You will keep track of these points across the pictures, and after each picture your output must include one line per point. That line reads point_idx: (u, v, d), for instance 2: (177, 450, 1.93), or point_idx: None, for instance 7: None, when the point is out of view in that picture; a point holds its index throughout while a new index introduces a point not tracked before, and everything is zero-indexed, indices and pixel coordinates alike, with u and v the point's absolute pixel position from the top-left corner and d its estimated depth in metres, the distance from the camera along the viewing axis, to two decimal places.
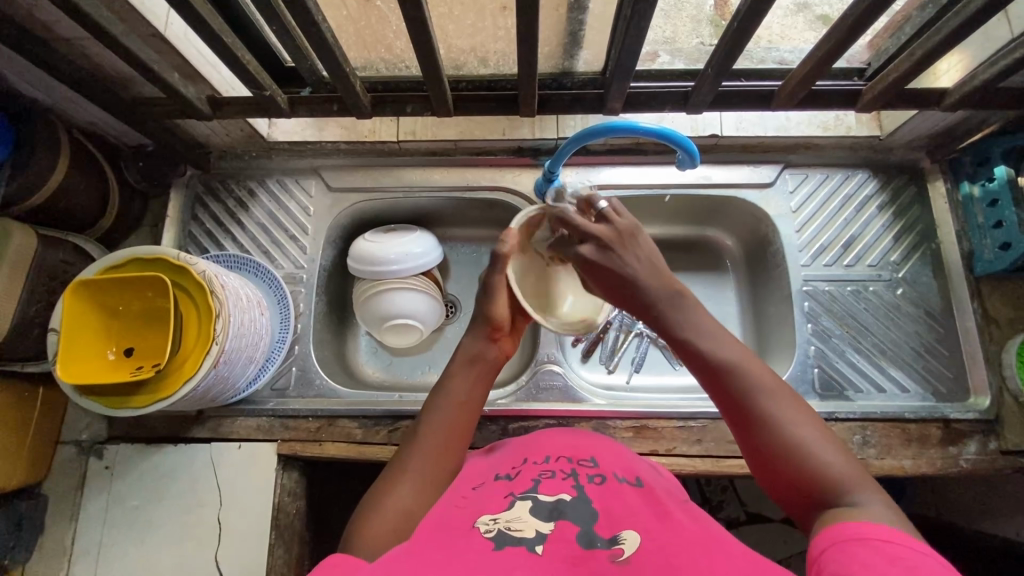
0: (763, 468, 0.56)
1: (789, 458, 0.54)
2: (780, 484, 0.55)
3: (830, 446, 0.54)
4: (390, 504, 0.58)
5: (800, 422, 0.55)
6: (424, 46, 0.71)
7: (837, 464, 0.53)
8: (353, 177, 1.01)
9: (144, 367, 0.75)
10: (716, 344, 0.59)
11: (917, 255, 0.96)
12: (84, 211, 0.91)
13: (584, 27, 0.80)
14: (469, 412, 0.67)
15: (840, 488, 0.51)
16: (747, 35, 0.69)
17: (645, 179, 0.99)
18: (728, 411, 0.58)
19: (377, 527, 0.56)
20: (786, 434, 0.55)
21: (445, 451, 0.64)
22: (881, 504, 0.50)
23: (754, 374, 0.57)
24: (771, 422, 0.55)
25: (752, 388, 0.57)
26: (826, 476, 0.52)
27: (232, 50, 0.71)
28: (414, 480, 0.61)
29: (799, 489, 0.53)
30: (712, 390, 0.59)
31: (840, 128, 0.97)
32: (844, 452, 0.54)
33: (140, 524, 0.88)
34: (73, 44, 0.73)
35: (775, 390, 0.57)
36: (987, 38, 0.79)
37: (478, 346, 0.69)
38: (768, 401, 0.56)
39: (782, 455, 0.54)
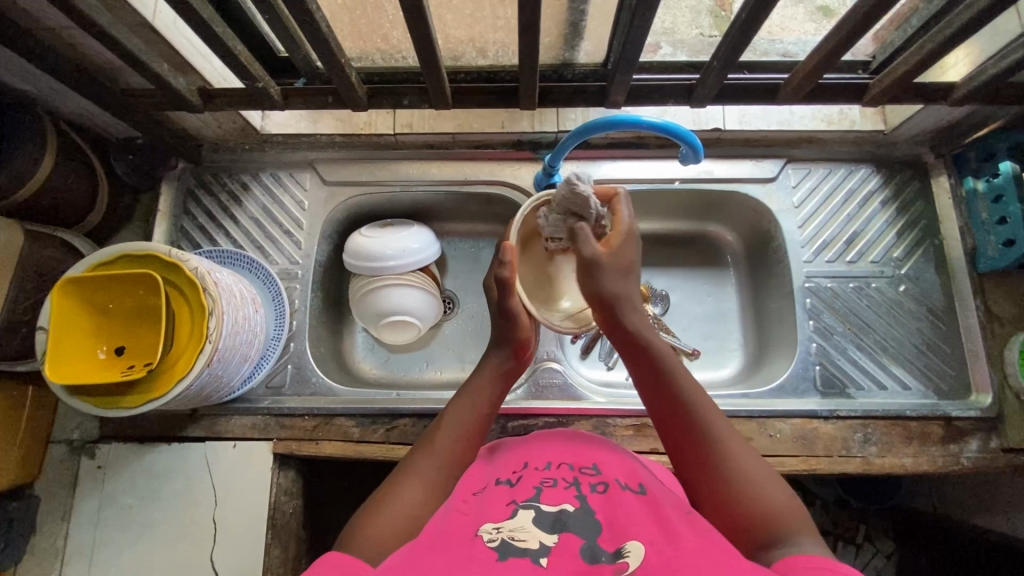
0: (709, 503, 0.59)
1: (735, 491, 0.57)
2: (724, 519, 0.57)
3: (776, 487, 0.57)
4: (397, 504, 0.58)
5: (749, 461, 0.60)
6: (421, 37, 0.69)
7: (779, 503, 0.56)
8: (349, 170, 0.99)
9: (136, 367, 0.73)
10: (681, 382, 0.65)
11: (920, 252, 0.95)
12: (73, 206, 0.88)
13: (586, 17, 0.78)
14: (484, 425, 0.67)
15: (781, 524, 0.54)
16: (753, 29, 0.68)
17: (646, 173, 0.97)
18: (685, 447, 0.63)
19: (383, 528, 0.55)
20: (736, 471, 0.59)
21: (458, 461, 0.64)
22: (819, 544, 0.52)
23: (711, 415, 0.63)
24: (722, 460, 0.60)
25: (709, 426, 0.62)
26: (766, 511, 0.55)
27: (224, 40, 0.69)
28: (425, 484, 0.60)
29: (740, 524, 0.55)
30: (672, 427, 0.64)
31: (843, 122, 0.95)
32: (788, 494, 0.57)
33: (134, 524, 0.86)
34: (58, 34, 0.71)
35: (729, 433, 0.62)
36: (995, 31, 0.78)
37: (506, 364, 0.71)
38: (722, 441, 0.61)
39: (728, 489, 0.58)
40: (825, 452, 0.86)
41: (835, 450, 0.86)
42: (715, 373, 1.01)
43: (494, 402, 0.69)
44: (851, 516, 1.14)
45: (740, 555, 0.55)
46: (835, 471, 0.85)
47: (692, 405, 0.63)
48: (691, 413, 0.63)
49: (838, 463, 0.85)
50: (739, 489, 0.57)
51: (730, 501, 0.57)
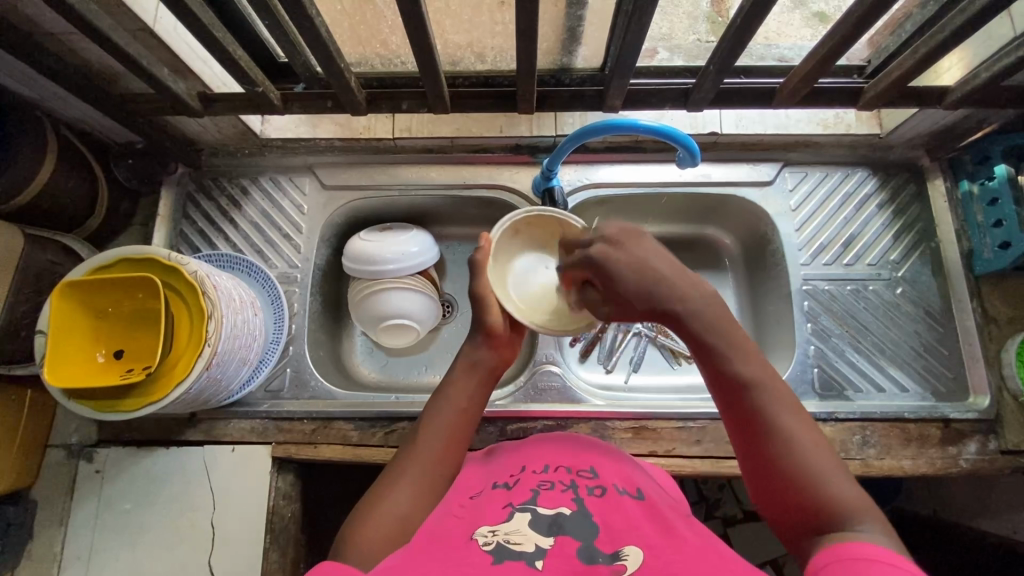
0: (767, 486, 0.55)
1: (798, 480, 0.53)
2: (783, 503, 0.53)
3: (837, 471, 0.53)
4: (384, 510, 0.57)
5: (818, 454, 0.54)
6: (420, 42, 0.69)
7: (844, 492, 0.51)
8: (349, 175, 0.99)
9: (135, 371, 0.73)
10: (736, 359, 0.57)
11: (916, 255, 0.95)
12: (72, 210, 0.88)
13: (583, 23, 0.79)
14: (468, 421, 0.65)
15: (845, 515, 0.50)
16: (748, 32, 0.68)
17: (644, 176, 0.98)
18: (741, 427, 0.57)
19: (370, 535, 0.55)
20: (799, 456, 0.53)
21: (441, 460, 0.62)
22: (885, 534, 0.49)
23: (771, 394, 0.56)
24: (786, 444, 0.54)
25: (769, 407, 0.55)
26: (831, 501, 0.51)
27: (224, 45, 0.69)
28: (410, 487, 0.59)
29: (802, 511, 0.52)
30: (727, 404, 0.57)
31: (839, 126, 0.96)
32: (850, 478, 0.53)
33: (132, 528, 0.86)
34: (59, 39, 0.71)
35: (789, 410, 0.56)
36: (989, 36, 0.79)
37: (477, 352, 0.68)
38: (783, 423, 0.55)
39: (790, 476, 0.53)
40: None
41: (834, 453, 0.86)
42: None
43: (474, 395, 0.66)
44: None
45: (800, 540, 0.52)
46: None
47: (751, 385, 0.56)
48: (749, 393, 0.56)
49: None
50: (804, 475, 0.53)
51: (791, 489, 0.53)
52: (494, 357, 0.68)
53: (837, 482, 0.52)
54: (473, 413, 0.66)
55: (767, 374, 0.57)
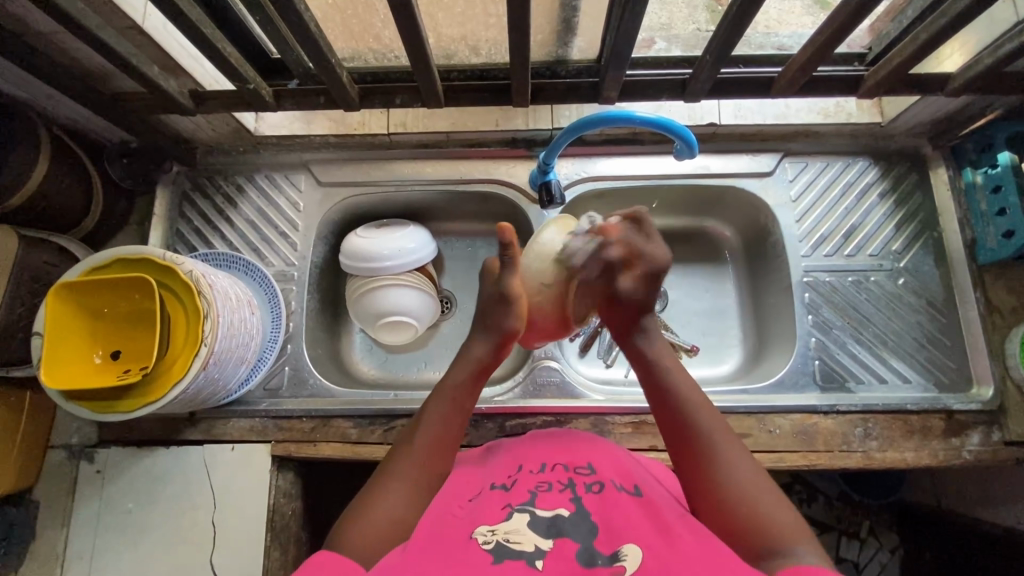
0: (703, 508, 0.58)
1: (731, 500, 0.56)
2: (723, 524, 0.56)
3: (773, 502, 0.55)
4: (377, 511, 0.57)
5: (756, 481, 0.57)
6: (412, 37, 0.68)
7: (780, 519, 0.54)
8: (345, 171, 0.99)
9: (132, 370, 0.73)
10: (680, 382, 0.65)
11: (919, 244, 0.94)
12: (67, 211, 0.88)
13: (578, 14, 0.77)
14: (462, 417, 0.66)
15: (780, 539, 0.52)
16: (745, 20, 0.67)
17: (643, 169, 0.97)
18: (680, 449, 0.62)
19: (366, 533, 0.55)
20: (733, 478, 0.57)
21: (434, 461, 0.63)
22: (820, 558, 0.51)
23: (711, 423, 0.62)
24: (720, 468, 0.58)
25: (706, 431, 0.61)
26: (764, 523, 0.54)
27: (213, 42, 0.69)
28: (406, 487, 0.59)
29: (734, 531, 0.55)
30: (668, 425, 0.63)
31: (839, 114, 0.95)
32: (787, 506, 0.56)
33: (134, 528, 0.86)
34: (48, 38, 0.70)
35: (735, 446, 0.60)
36: (991, 21, 0.77)
37: (478, 351, 0.69)
38: (721, 447, 0.60)
39: (722, 499, 0.57)
40: (825, 447, 0.85)
41: (835, 445, 0.85)
42: (714, 369, 1.00)
43: (468, 396, 0.68)
44: (854, 510, 1.13)
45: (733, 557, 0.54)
46: (835, 467, 0.84)
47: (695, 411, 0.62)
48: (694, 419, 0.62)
49: (839, 458, 0.85)
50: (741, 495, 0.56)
51: (725, 514, 0.56)
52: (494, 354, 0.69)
53: (773, 506, 0.55)
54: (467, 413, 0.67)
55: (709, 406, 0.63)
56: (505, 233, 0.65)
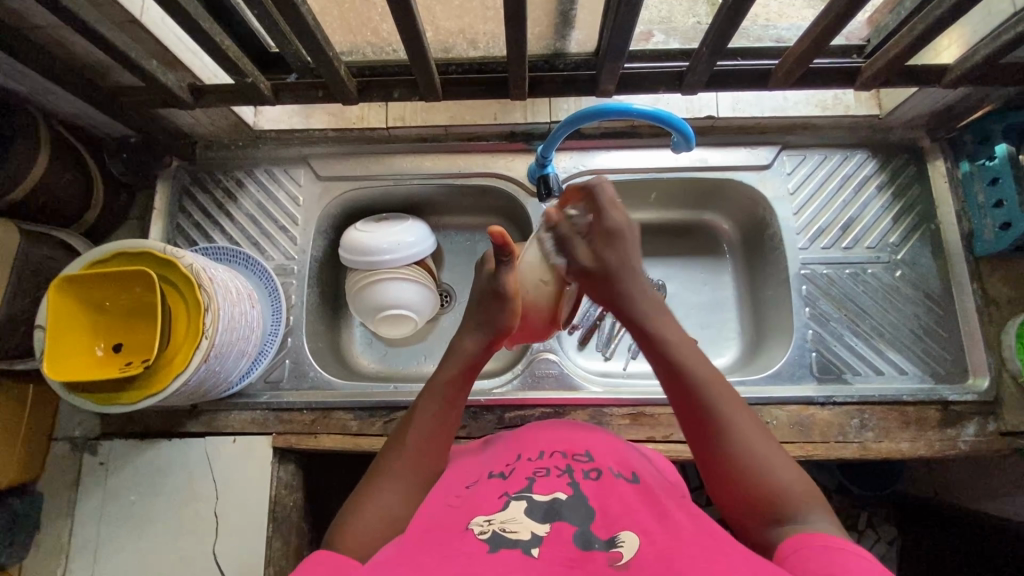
0: (716, 480, 0.58)
1: (744, 472, 0.56)
2: (735, 493, 0.56)
3: (787, 467, 0.56)
4: (371, 508, 0.58)
5: (765, 448, 0.58)
6: (410, 31, 0.69)
7: (793, 485, 0.55)
8: (344, 165, 0.99)
9: (134, 363, 0.74)
10: (687, 354, 0.63)
11: (916, 236, 0.94)
12: (68, 205, 0.89)
13: (575, 6, 0.78)
14: (455, 412, 0.67)
15: (794, 504, 0.53)
16: (740, 13, 0.67)
17: (642, 163, 0.97)
18: (689, 420, 0.61)
19: (361, 532, 0.56)
20: (744, 448, 0.57)
21: (427, 454, 0.63)
22: (831, 523, 0.52)
23: (720, 393, 0.60)
24: (731, 441, 0.58)
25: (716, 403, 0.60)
26: (776, 491, 0.54)
27: (211, 36, 0.69)
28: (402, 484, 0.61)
29: (748, 501, 0.55)
30: (677, 399, 0.62)
31: (837, 107, 0.94)
32: (796, 469, 0.57)
33: (137, 519, 0.87)
34: (46, 32, 0.71)
35: (741, 415, 0.60)
36: (987, 13, 0.78)
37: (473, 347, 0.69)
38: (732, 418, 0.59)
39: (734, 470, 0.57)
40: (822, 438, 0.86)
41: (831, 436, 0.86)
42: (712, 362, 1.01)
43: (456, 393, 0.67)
44: (852, 503, 1.14)
45: (744, 522, 0.56)
46: (831, 457, 0.85)
47: (699, 381, 0.61)
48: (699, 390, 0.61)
49: (835, 449, 0.85)
50: (754, 466, 0.56)
51: (739, 484, 0.56)
52: (486, 349, 0.69)
53: (784, 473, 0.56)
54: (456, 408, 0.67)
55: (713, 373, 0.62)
56: (498, 237, 0.64)
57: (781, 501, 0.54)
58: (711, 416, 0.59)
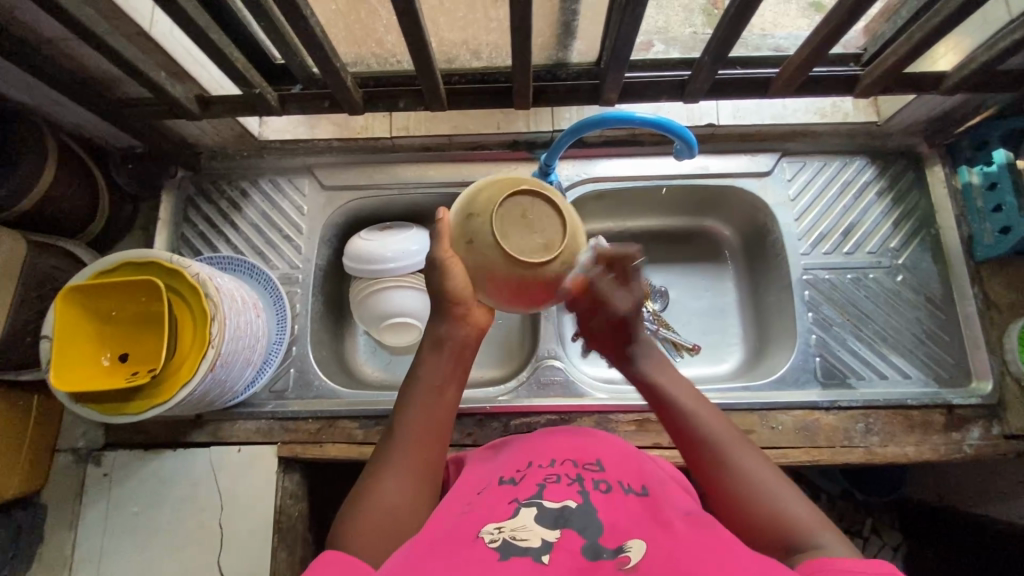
0: (725, 516, 0.57)
1: (752, 505, 0.56)
2: (742, 526, 0.56)
3: (794, 496, 0.55)
4: (377, 508, 0.57)
5: (769, 479, 0.57)
6: (416, 42, 0.70)
7: (800, 513, 0.54)
8: (348, 175, 1.00)
9: (140, 372, 0.74)
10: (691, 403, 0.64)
11: (916, 241, 0.95)
12: (74, 215, 0.89)
13: (578, 17, 0.79)
14: (448, 398, 0.65)
15: (802, 531, 0.52)
16: (741, 23, 0.68)
17: (644, 171, 0.98)
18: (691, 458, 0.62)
19: (365, 536, 0.55)
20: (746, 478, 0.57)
21: (427, 447, 0.62)
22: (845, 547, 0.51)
23: (720, 429, 0.61)
24: (736, 481, 0.57)
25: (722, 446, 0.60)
26: (789, 524, 0.53)
27: (220, 47, 0.70)
28: (396, 474, 0.60)
29: (757, 532, 0.55)
30: (680, 440, 0.63)
31: (836, 115, 0.96)
32: (805, 501, 0.55)
33: (141, 530, 0.87)
34: (56, 45, 0.71)
35: (743, 447, 0.60)
36: (982, 22, 0.79)
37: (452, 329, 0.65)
38: (732, 451, 0.59)
39: (738, 502, 0.56)
40: (827, 443, 0.86)
41: (837, 441, 0.86)
42: (715, 367, 1.01)
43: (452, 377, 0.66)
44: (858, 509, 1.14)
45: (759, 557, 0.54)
46: (837, 462, 0.85)
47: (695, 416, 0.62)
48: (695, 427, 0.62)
49: (840, 454, 0.85)
50: (758, 496, 0.56)
51: (746, 515, 0.56)
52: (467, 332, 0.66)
53: (790, 500, 0.55)
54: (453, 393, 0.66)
55: (711, 410, 0.63)
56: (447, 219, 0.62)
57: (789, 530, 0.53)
58: (717, 460, 0.59)
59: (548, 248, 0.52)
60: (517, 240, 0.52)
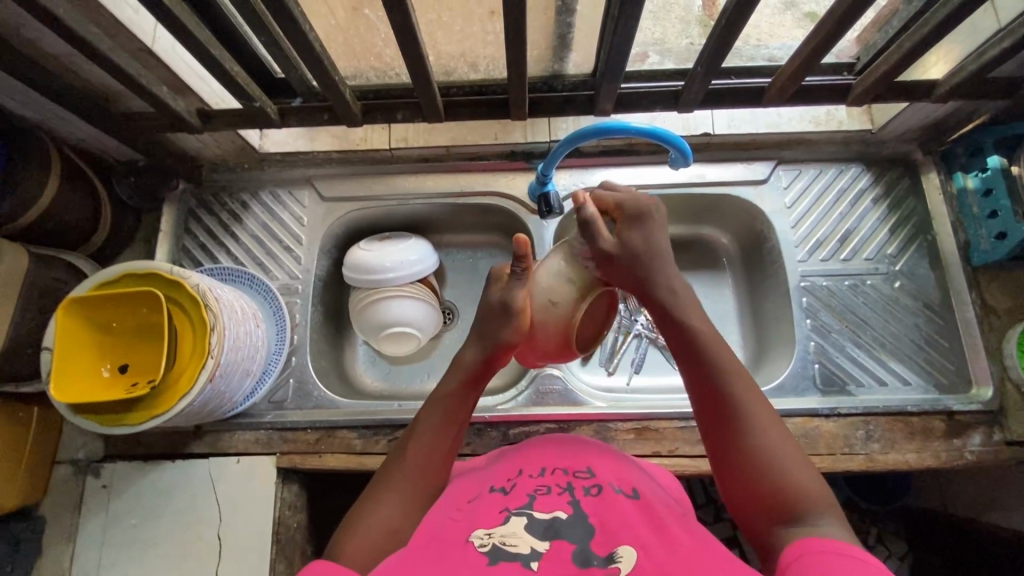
0: (731, 468, 0.58)
1: (760, 464, 0.57)
2: (745, 484, 0.57)
3: (803, 467, 0.56)
4: (374, 522, 0.58)
5: (781, 443, 0.58)
6: (414, 55, 0.71)
7: (805, 484, 0.55)
8: (347, 186, 1.01)
9: (139, 384, 0.74)
10: (713, 349, 0.63)
11: (913, 248, 0.95)
12: (76, 228, 0.90)
13: (573, 29, 0.80)
14: (456, 425, 0.67)
15: (805, 503, 0.53)
16: (732, 35, 0.70)
17: (640, 179, 0.99)
18: (708, 401, 0.62)
19: (360, 546, 0.56)
20: (757, 436, 0.58)
21: (430, 470, 0.64)
22: (842, 529, 0.51)
23: (740, 381, 0.61)
24: (745, 431, 0.59)
25: (740, 400, 0.60)
26: (798, 490, 0.54)
27: (220, 62, 0.71)
28: (400, 498, 0.61)
29: (761, 494, 0.56)
30: (698, 383, 0.63)
31: (830, 122, 0.97)
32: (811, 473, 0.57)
33: (139, 542, 0.87)
34: (60, 61, 0.73)
35: (761, 405, 0.60)
36: (971, 30, 0.80)
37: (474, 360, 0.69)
38: (750, 406, 0.60)
39: (749, 458, 0.57)
40: (828, 450, 0.86)
41: (837, 448, 0.86)
42: None
43: (461, 406, 0.68)
44: (862, 519, 1.12)
45: (754, 520, 0.56)
46: (837, 469, 0.85)
47: (717, 362, 0.62)
48: (717, 373, 0.62)
49: (841, 461, 0.85)
50: (768, 458, 0.57)
51: (753, 471, 0.57)
52: (485, 362, 0.69)
53: (798, 470, 0.56)
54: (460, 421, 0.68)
55: (733, 360, 0.63)
56: (521, 244, 0.66)
57: (791, 499, 0.54)
58: (730, 403, 0.60)
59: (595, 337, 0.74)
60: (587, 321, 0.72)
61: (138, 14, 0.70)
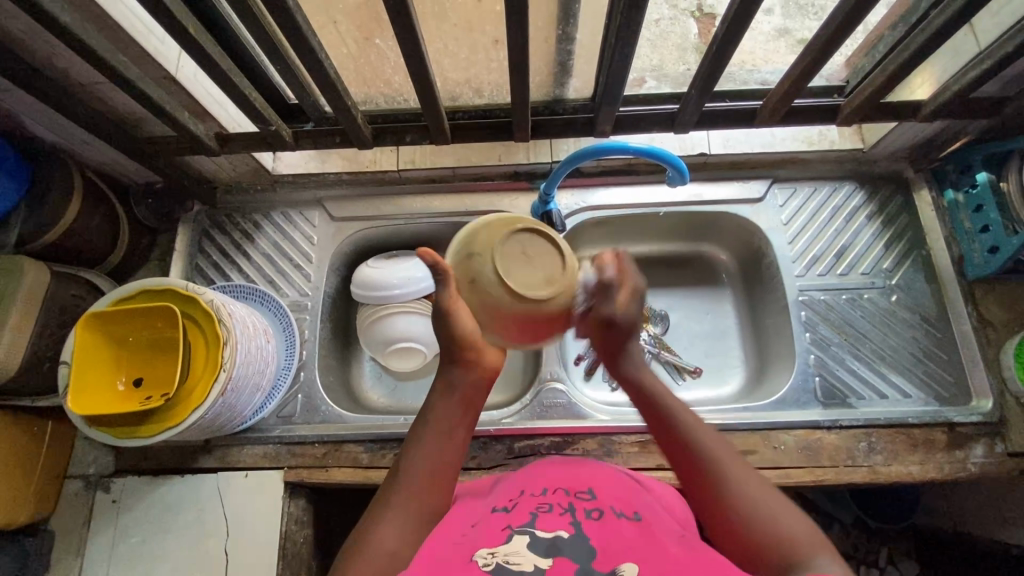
0: (721, 528, 0.59)
1: (745, 518, 0.57)
2: (738, 541, 0.57)
3: (788, 513, 0.57)
4: (375, 546, 0.58)
5: (760, 494, 0.59)
6: (423, 81, 0.75)
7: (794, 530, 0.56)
8: (355, 207, 1.04)
9: (153, 397, 0.76)
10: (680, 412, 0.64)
11: (908, 263, 0.98)
12: (95, 248, 0.93)
13: (572, 57, 0.85)
14: (455, 441, 0.64)
15: (798, 547, 0.54)
16: (723, 61, 0.74)
17: (639, 198, 1.02)
18: (684, 467, 0.62)
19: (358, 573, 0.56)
20: (736, 490, 0.59)
21: (430, 492, 0.62)
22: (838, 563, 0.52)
23: (708, 437, 0.63)
24: (723, 489, 0.59)
25: (711, 451, 0.61)
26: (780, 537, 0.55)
27: (239, 87, 0.75)
28: (401, 520, 0.60)
29: (756, 548, 0.56)
30: (671, 450, 0.63)
31: (822, 142, 1.01)
32: (793, 511, 0.58)
33: (147, 557, 0.87)
34: (89, 88, 0.77)
35: (733, 460, 0.61)
36: (952, 54, 0.84)
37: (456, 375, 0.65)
38: (723, 462, 0.61)
39: (732, 516, 0.58)
40: (830, 462, 0.86)
41: (840, 460, 0.86)
42: (717, 390, 1.02)
43: (458, 421, 0.65)
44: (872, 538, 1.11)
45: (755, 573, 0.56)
46: (841, 481, 0.85)
47: (684, 423, 0.63)
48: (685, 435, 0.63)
49: (844, 473, 0.86)
50: (750, 512, 0.57)
51: (739, 526, 0.57)
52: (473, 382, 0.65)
53: (784, 517, 0.57)
54: (457, 438, 0.65)
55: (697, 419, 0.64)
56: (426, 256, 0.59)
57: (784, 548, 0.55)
58: (704, 463, 0.61)
59: (548, 281, 0.56)
60: (518, 275, 0.56)
61: (164, 44, 0.75)
